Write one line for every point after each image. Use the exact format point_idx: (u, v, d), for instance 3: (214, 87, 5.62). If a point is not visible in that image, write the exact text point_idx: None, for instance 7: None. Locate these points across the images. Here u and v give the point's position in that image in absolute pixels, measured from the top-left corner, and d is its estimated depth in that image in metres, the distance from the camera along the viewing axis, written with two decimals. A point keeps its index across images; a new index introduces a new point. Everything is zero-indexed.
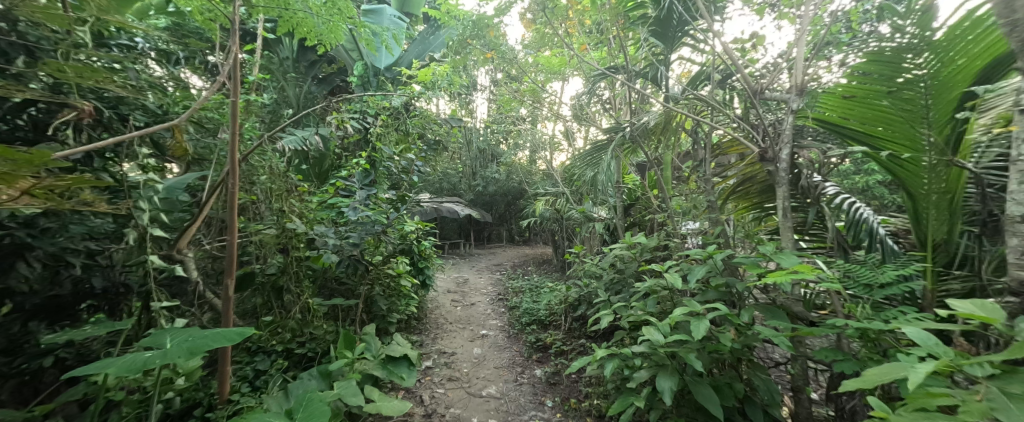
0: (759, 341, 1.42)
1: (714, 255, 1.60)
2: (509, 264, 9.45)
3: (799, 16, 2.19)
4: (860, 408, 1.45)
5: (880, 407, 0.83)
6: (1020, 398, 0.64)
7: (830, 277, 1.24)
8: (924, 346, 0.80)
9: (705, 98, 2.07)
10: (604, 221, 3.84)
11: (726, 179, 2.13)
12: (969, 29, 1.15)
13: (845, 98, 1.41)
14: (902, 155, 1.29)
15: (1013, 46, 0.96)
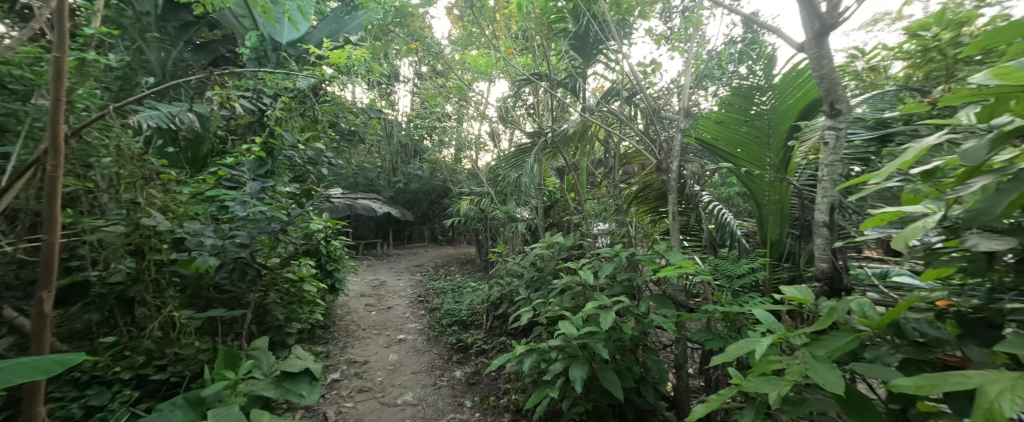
0: (653, 328, 1.63)
1: (620, 253, 1.79)
2: (432, 264, 9.23)
3: (687, 51, 2.61)
4: (723, 377, 1.77)
5: (737, 375, 1.04)
6: (822, 357, 0.86)
7: (706, 270, 1.49)
8: (765, 323, 1.02)
9: (615, 113, 2.32)
10: (526, 221, 3.99)
11: (630, 186, 2.40)
12: (795, 77, 1.49)
13: (715, 123, 1.70)
14: (754, 172, 1.60)
15: (822, 92, 1.27)
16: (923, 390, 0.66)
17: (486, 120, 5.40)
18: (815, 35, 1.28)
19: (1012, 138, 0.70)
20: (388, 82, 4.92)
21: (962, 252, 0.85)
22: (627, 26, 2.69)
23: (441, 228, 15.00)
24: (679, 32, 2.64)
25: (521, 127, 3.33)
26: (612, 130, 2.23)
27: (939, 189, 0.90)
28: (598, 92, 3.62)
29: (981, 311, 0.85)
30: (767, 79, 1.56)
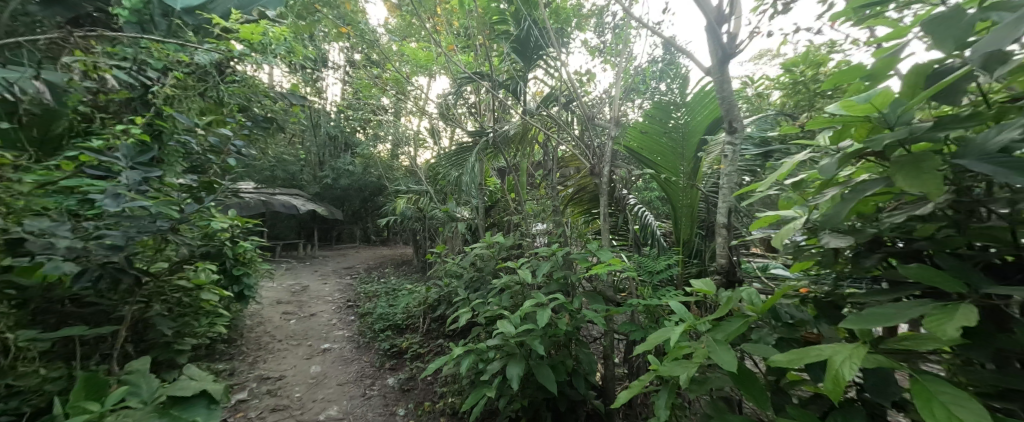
0: (585, 323, 1.72)
1: (557, 252, 1.87)
2: (364, 268, 8.69)
3: (617, 65, 2.83)
4: (644, 364, 1.95)
5: (654, 361, 1.15)
6: (720, 340, 0.99)
7: (631, 267, 1.62)
8: (677, 314, 1.14)
9: (554, 118, 2.41)
10: (466, 221, 3.93)
11: (566, 188, 2.52)
12: (703, 97, 1.71)
13: (640, 133, 1.87)
14: (670, 179, 1.79)
15: (724, 111, 1.47)
16: (791, 363, 0.81)
17: (423, 116, 5.22)
18: (719, 61, 1.47)
19: (852, 157, 0.88)
20: (313, 66, 4.47)
21: (818, 246, 1.07)
22: (565, 36, 2.83)
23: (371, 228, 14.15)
24: (611, 47, 2.85)
25: (461, 125, 3.28)
26: (551, 134, 2.32)
27: (804, 195, 1.11)
28: (538, 97, 3.74)
29: (831, 296, 1.06)
30: (682, 96, 1.75)
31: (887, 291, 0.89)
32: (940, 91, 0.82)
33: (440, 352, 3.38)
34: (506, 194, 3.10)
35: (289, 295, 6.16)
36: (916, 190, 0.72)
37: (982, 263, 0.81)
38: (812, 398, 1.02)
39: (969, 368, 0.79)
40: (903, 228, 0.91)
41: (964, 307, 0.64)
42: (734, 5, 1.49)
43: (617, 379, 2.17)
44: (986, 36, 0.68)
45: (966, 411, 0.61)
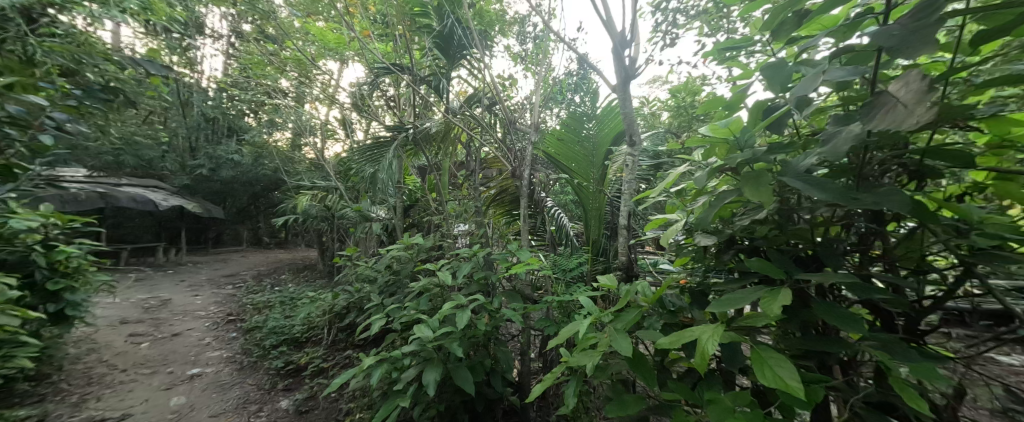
0: (504, 322, 1.75)
1: (478, 253, 1.86)
2: (251, 276, 7.45)
3: (538, 73, 2.97)
4: (556, 357, 2.07)
5: (564, 354, 1.24)
6: (620, 329, 1.11)
7: (547, 266, 1.70)
8: (585, 307, 1.24)
9: (476, 119, 2.42)
10: (380, 221, 3.62)
11: (488, 190, 2.56)
12: (611, 112, 1.90)
13: (557, 140, 2.00)
14: (581, 184, 1.94)
15: (627, 125, 1.66)
16: (673, 344, 0.95)
17: (331, 105, 4.73)
18: (623, 81, 1.66)
19: (717, 171, 1.07)
20: (182, 31, 3.68)
21: (693, 244, 1.28)
22: (489, 39, 2.86)
23: (258, 228, 12.20)
24: (532, 56, 2.99)
25: (377, 118, 3.05)
26: (474, 134, 2.31)
27: (684, 201, 1.32)
28: (461, 97, 3.72)
29: (701, 285, 1.27)
30: (592, 108, 1.92)
31: (738, 279, 1.10)
32: (772, 123, 1.04)
33: (348, 364, 3.02)
34: (427, 193, 3.00)
35: (142, 312, 4.94)
36: (756, 199, 0.91)
37: (795, 255, 1.06)
38: (686, 372, 1.21)
39: (786, 336, 1.03)
40: (748, 228, 1.15)
41: (785, 289, 0.84)
42: (635, 33, 1.69)
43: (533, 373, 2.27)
44: (800, 83, 0.89)
45: (785, 370, 0.80)
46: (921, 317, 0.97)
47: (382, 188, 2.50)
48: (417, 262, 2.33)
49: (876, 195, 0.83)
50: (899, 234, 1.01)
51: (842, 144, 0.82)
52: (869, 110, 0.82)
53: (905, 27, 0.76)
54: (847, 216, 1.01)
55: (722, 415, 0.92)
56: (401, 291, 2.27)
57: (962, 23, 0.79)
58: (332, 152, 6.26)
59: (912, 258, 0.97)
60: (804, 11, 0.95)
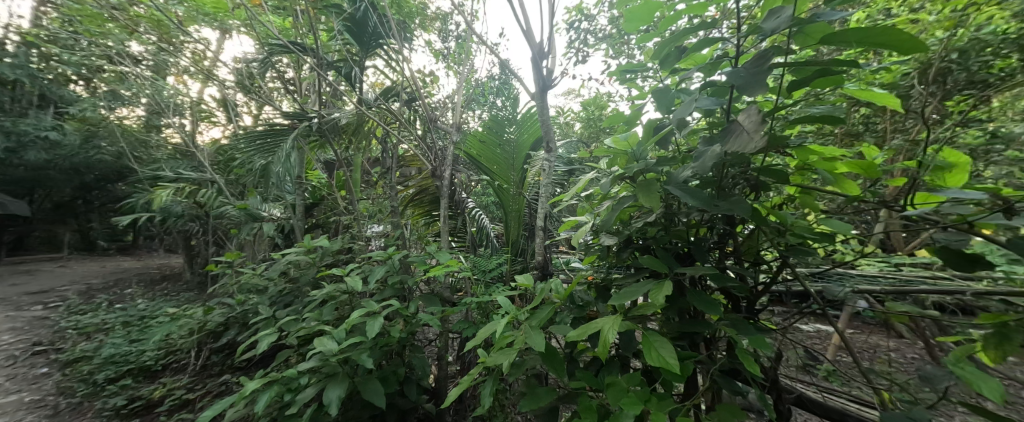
0: (420, 327, 1.68)
1: (393, 256, 1.75)
2: (76, 292, 5.73)
3: (460, 73, 2.95)
4: (474, 359, 2.06)
5: (481, 354, 1.25)
6: (534, 326, 1.16)
7: (467, 267, 1.68)
8: (502, 307, 1.26)
9: (393, 112, 2.28)
10: (275, 222, 2.94)
11: (407, 188, 2.55)
12: (530, 118, 1.98)
13: (479, 142, 2.03)
14: (500, 186, 1.97)
15: (545, 132, 1.75)
16: (579, 336, 1.03)
17: (206, 81, 3.93)
18: (540, 90, 1.74)
19: (618, 178, 1.20)
20: None
21: (599, 243, 1.41)
22: (408, 31, 2.72)
23: (88, 229, 9.47)
24: (455, 55, 2.93)
25: (270, 102, 2.64)
26: (389, 129, 2.17)
27: (593, 205, 1.45)
28: (377, 88, 3.46)
29: (605, 281, 1.40)
30: (512, 113, 1.98)
31: (633, 274, 1.25)
32: (660, 139, 1.20)
33: (224, 392, 2.52)
34: (333, 189, 2.66)
35: None
36: (647, 204, 1.05)
37: (675, 252, 1.25)
38: (590, 361, 1.33)
39: (668, 322, 1.21)
40: (641, 229, 1.31)
41: (668, 282, 0.98)
42: (552, 46, 1.79)
43: (450, 378, 2.22)
44: (680, 106, 1.05)
45: (667, 350, 0.94)
46: (758, 299, 1.24)
47: (276, 184, 2.18)
48: (319, 268, 2.08)
49: (730, 203, 1.03)
50: (746, 234, 1.26)
51: (707, 160, 0.99)
52: (727, 133, 1.01)
53: (750, 70, 0.95)
54: (711, 220, 1.22)
55: (618, 395, 1.04)
56: (299, 301, 2.01)
57: (783, 73, 1.03)
58: (207, 137, 5.05)
59: (753, 253, 1.23)
60: (683, 47, 1.12)
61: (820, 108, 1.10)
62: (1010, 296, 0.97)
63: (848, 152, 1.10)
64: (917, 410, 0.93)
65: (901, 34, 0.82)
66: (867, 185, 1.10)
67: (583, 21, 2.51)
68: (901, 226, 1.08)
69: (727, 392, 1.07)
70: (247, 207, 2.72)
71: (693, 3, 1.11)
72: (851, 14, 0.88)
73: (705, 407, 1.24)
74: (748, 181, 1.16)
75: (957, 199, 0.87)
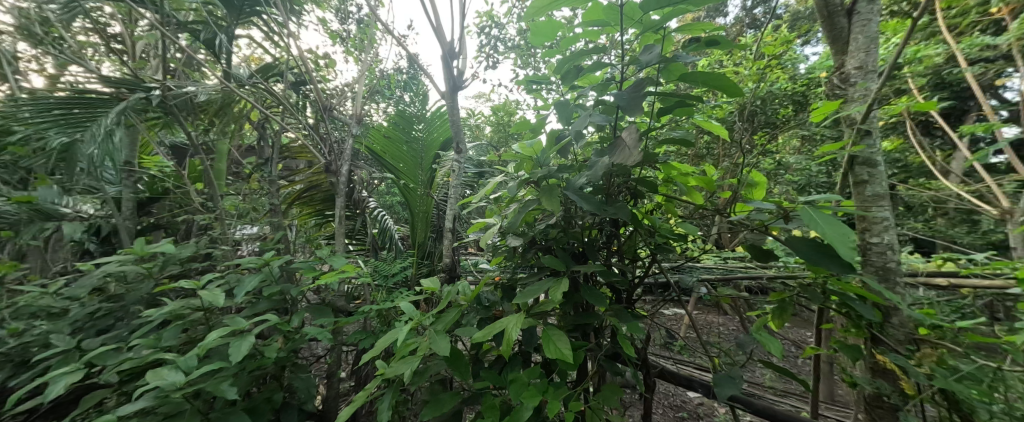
0: (304, 343, 1.48)
1: (270, 263, 1.49)
2: None
3: (361, 60, 2.71)
4: (371, 372, 1.91)
5: (380, 366, 1.16)
6: (439, 331, 1.13)
7: (366, 272, 1.54)
8: (406, 314, 1.19)
9: (275, 94, 1.95)
10: (86, 222, 2.12)
11: (293, 184, 2.25)
12: (438, 118, 1.93)
13: (383, 137, 1.91)
14: (406, 185, 1.87)
15: (455, 134, 1.72)
16: (484, 336, 1.03)
17: None
18: (451, 90, 1.72)
19: (524, 182, 1.25)
20: None
21: (505, 244, 1.45)
22: (297, 4, 2.38)
23: None
24: (355, 40, 2.68)
25: (83, 61, 1.98)
26: (268, 112, 1.85)
27: (501, 207, 1.49)
28: (253, 64, 2.92)
29: (509, 281, 1.44)
30: (421, 110, 1.90)
31: (536, 273, 1.32)
32: (560, 148, 1.30)
33: None
34: (183, 180, 2.12)
35: None
36: (549, 207, 1.12)
37: (572, 252, 1.37)
38: (494, 360, 1.37)
39: (564, 316, 1.32)
40: (544, 231, 1.40)
41: (565, 279, 1.07)
42: (463, 48, 1.79)
43: (340, 396, 2.01)
44: (579, 118, 1.16)
45: (563, 342, 1.02)
46: (634, 290, 1.45)
47: (87, 170, 1.64)
48: (159, 281, 1.63)
49: (616, 208, 1.18)
50: (627, 235, 1.46)
51: (598, 169, 1.12)
52: (613, 147, 1.15)
53: (631, 94, 1.11)
54: (601, 223, 1.38)
55: (520, 390, 1.09)
56: (125, 324, 1.54)
57: (654, 101, 1.23)
58: None
59: (632, 251, 1.43)
60: (580, 66, 1.24)
61: (677, 132, 1.32)
62: (788, 279, 1.34)
63: (696, 170, 1.38)
64: (735, 369, 1.22)
65: (731, 80, 1.08)
66: (708, 196, 1.39)
67: (493, 28, 2.60)
68: (728, 228, 1.40)
69: (610, 375, 1.21)
70: (34, 200, 1.88)
71: (588, 29, 1.24)
72: (700, 59, 1.11)
73: (592, 390, 1.39)
74: (629, 190, 1.35)
75: (759, 209, 1.18)
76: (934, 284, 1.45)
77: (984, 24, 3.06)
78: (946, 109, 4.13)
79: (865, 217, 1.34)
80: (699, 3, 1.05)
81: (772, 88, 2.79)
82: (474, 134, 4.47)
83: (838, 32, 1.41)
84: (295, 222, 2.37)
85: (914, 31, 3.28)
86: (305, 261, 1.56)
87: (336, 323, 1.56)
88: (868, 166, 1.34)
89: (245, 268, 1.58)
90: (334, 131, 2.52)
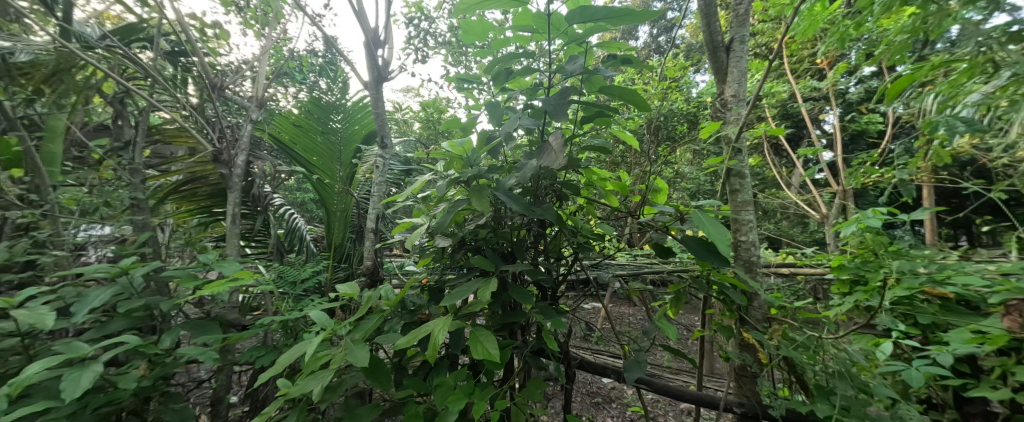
0: (180, 366, 1.22)
1: (131, 271, 1.21)
2: None
3: (263, 35, 2.36)
4: (272, 392, 1.67)
5: (284, 385, 1.01)
6: (357, 340, 1.03)
7: (267, 279, 1.34)
8: (318, 323, 1.07)
9: (140, 63, 1.58)
10: None
11: (166, 176, 1.86)
12: (361, 109, 1.79)
13: (292, 126, 1.70)
14: (321, 181, 1.70)
15: (379, 128, 1.61)
16: (409, 342, 0.97)
17: None
18: (375, 81, 1.61)
19: (454, 181, 1.23)
20: None
21: (433, 245, 1.41)
22: None
23: None
24: (256, 12, 2.33)
25: None
26: (129, 84, 1.49)
27: (429, 206, 1.44)
28: (108, 23, 2.33)
29: (437, 283, 1.39)
30: (340, 99, 1.74)
31: (464, 274, 1.30)
32: (491, 149, 1.30)
33: None
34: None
35: None
36: (479, 207, 1.12)
37: (501, 252, 1.38)
38: (419, 366, 1.31)
39: (492, 315, 1.32)
40: (473, 231, 1.39)
41: (493, 279, 1.07)
42: (390, 37, 1.69)
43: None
44: (510, 120, 1.17)
45: (490, 343, 1.02)
46: (558, 287, 1.52)
47: None
48: None
49: (542, 209, 1.22)
50: (552, 234, 1.52)
51: (527, 171, 1.15)
52: (541, 151, 1.19)
53: (557, 101, 1.17)
54: (529, 223, 1.42)
55: (445, 394, 1.06)
56: None
57: (577, 109, 1.31)
58: None
59: (557, 250, 1.50)
60: (510, 69, 1.27)
61: (597, 140, 1.42)
62: (682, 273, 1.55)
63: (612, 175, 1.51)
64: (641, 354, 1.36)
65: (641, 95, 1.20)
66: (622, 199, 1.54)
67: (422, 21, 2.50)
68: (637, 229, 1.56)
69: (534, 370, 1.25)
70: None
71: (519, 34, 1.28)
72: (617, 74, 1.22)
73: (517, 386, 1.42)
74: (555, 192, 1.42)
75: (661, 211, 1.34)
76: (782, 273, 1.83)
77: (813, 71, 3.96)
78: (789, 134, 5.25)
79: (737, 219, 1.62)
80: (616, 22, 1.14)
81: (672, 106, 3.21)
82: (400, 128, 4.27)
83: (719, 64, 1.68)
84: (170, 221, 1.97)
85: (769, 71, 4.09)
86: (184, 268, 1.30)
87: (225, 339, 1.33)
88: (739, 177, 1.62)
89: (93, 278, 1.25)
90: (228, 115, 2.16)
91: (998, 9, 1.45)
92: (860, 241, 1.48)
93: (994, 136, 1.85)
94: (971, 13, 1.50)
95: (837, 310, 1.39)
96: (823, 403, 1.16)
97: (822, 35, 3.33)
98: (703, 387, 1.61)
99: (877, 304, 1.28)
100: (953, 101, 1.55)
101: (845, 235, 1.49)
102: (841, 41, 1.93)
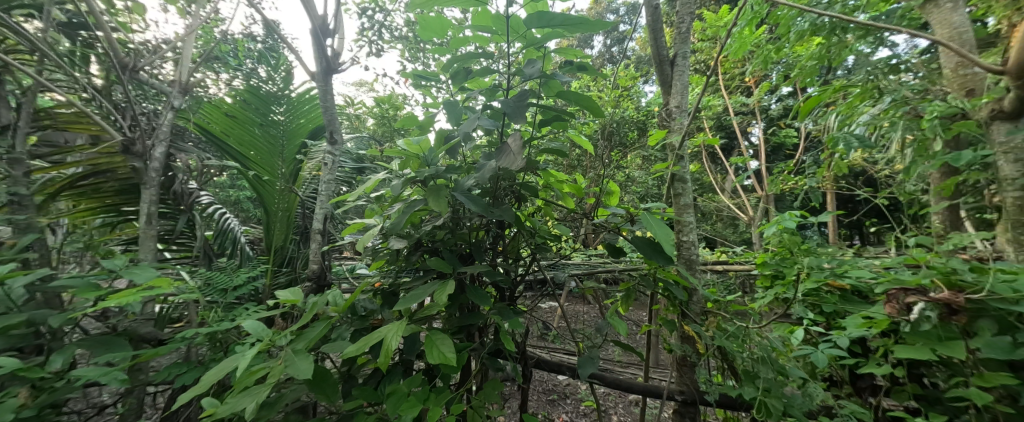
0: (76, 390, 1.04)
1: (9, 281, 1.01)
2: None
3: (188, 13, 2.10)
4: (196, 413, 1.49)
5: (210, 404, 0.90)
6: (300, 349, 0.95)
7: (191, 287, 1.20)
8: (255, 333, 0.97)
9: (26, 33, 1.33)
10: None
11: (59, 168, 1.58)
12: (307, 102, 1.66)
13: (226, 116, 1.54)
14: (261, 178, 1.56)
15: (327, 122, 1.51)
16: (360, 350, 0.91)
17: None
18: (324, 72, 1.50)
19: (410, 180, 1.18)
20: None
21: (387, 247, 1.35)
22: None
23: None
24: None
25: None
26: (9, 57, 1.22)
27: (383, 206, 1.37)
28: None
29: (390, 287, 1.33)
30: (283, 90, 1.60)
31: (420, 276, 1.25)
32: (449, 148, 1.27)
33: None
34: None
35: None
36: (436, 207, 1.08)
37: (458, 253, 1.35)
38: (370, 374, 1.24)
39: (449, 318, 1.29)
40: (430, 232, 1.35)
41: (450, 281, 1.04)
42: (340, 27, 1.59)
43: None
44: (468, 119, 1.16)
45: (447, 346, 0.99)
46: (515, 288, 1.52)
47: None
48: None
49: (501, 210, 1.21)
50: (509, 235, 1.52)
51: (486, 172, 1.14)
52: (500, 152, 1.19)
53: (516, 103, 1.18)
54: (487, 224, 1.40)
55: (398, 402, 1.01)
56: None
57: (536, 112, 1.33)
58: None
59: (515, 251, 1.49)
60: (469, 69, 1.25)
61: (554, 143, 1.45)
62: (632, 271, 1.63)
63: (569, 177, 1.55)
64: (594, 350, 1.41)
65: (596, 102, 1.25)
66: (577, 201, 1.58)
67: (376, 13, 2.38)
68: (591, 230, 1.61)
69: (491, 371, 1.24)
70: None
71: (478, 34, 1.27)
72: (573, 80, 1.25)
73: (474, 389, 1.40)
74: (514, 193, 1.43)
75: (614, 213, 1.40)
76: (717, 269, 2.00)
77: (742, 88, 4.40)
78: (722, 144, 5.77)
79: (680, 221, 1.75)
80: (572, 29, 1.17)
81: (623, 114, 3.38)
82: (351, 124, 4.05)
83: (665, 76, 1.80)
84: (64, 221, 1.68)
85: (706, 85, 4.48)
86: (82, 276, 1.12)
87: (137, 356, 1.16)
88: (681, 182, 1.75)
89: None
90: (142, 101, 1.90)
91: (884, 44, 1.72)
92: (780, 241, 1.67)
93: (882, 151, 2.18)
94: (864, 46, 1.76)
95: (762, 302, 1.55)
96: (750, 387, 1.29)
97: (750, 56, 3.71)
98: (649, 378, 1.70)
99: (793, 295, 1.45)
100: (850, 120, 1.82)
101: (768, 235, 1.66)
102: (765, 62, 2.16)
